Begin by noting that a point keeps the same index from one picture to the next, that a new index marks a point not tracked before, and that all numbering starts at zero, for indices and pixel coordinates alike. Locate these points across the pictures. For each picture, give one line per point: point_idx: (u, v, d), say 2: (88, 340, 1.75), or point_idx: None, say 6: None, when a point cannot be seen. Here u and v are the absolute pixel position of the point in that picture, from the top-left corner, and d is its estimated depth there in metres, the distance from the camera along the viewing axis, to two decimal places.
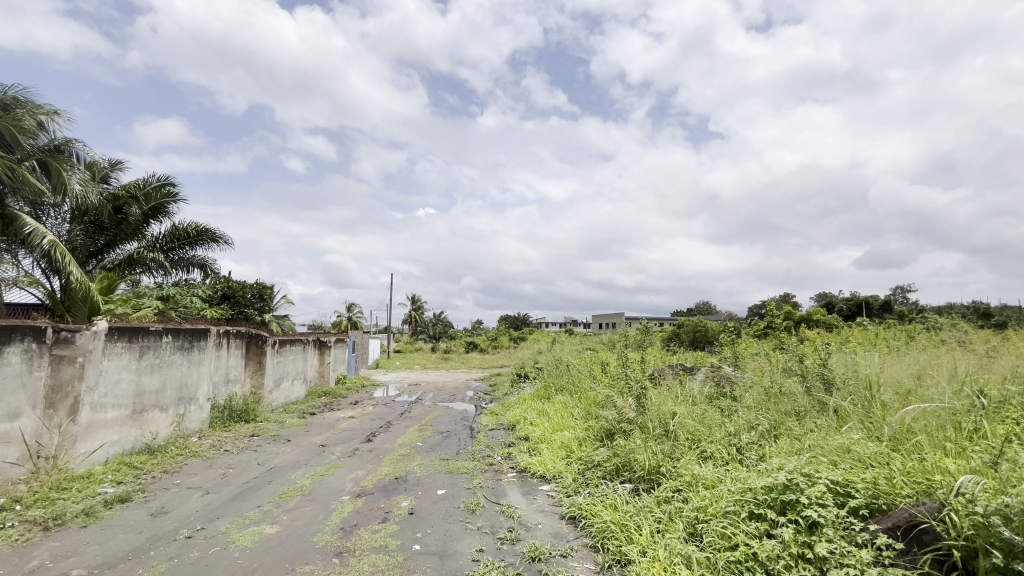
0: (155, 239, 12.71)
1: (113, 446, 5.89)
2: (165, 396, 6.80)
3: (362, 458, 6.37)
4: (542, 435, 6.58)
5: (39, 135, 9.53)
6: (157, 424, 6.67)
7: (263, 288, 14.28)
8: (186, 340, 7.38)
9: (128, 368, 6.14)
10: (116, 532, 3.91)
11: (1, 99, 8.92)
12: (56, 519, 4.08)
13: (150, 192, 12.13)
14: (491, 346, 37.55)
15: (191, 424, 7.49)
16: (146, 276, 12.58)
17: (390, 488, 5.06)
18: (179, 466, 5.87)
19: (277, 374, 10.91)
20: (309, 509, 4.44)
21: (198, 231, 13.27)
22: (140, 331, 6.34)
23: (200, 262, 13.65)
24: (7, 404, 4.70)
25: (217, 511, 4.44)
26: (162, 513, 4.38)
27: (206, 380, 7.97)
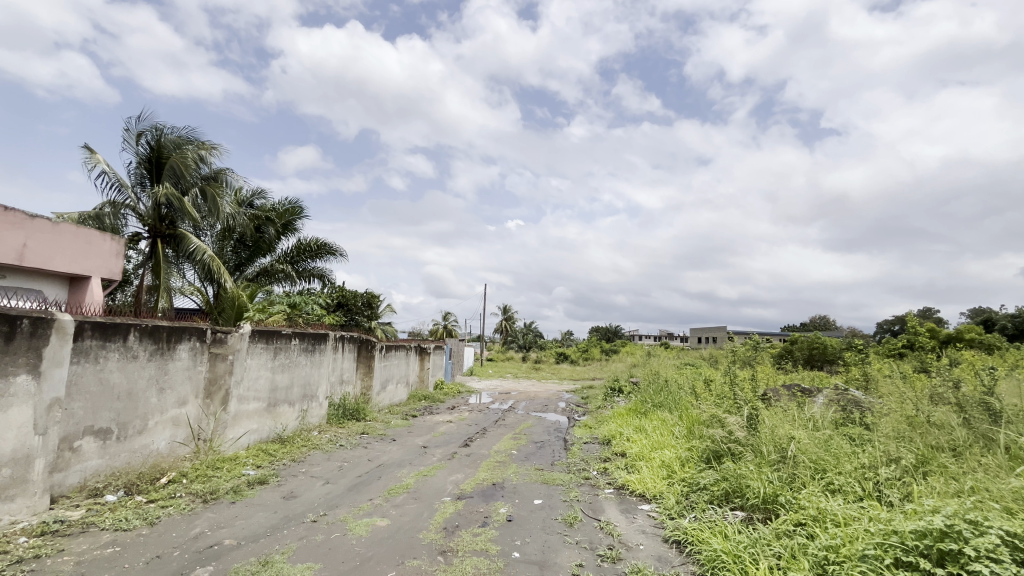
0: (285, 253, 14.41)
1: (253, 435, 6.75)
2: (293, 393, 7.67)
3: (461, 462, 6.63)
4: (640, 452, 6.33)
5: (201, 167, 11.58)
6: (287, 417, 7.53)
7: (373, 297, 15.30)
8: (311, 342, 8.27)
9: (266, 366, 7.03)
10: (257, 510, 4.46)
11: (174, 140, 11.12)
12: (212, 494, 4.76)
13: (281, 212, 14.05)
14: (582, 357, 36.99)
15: (313, 418, 8.36)
16: (277, 286, 14.26)
17: (488, 494, 5.19)
18: (304, 456, 6.56)
19: (384, 377, 11.79)
20: (415, 507, 4.70)
21: (319, 245, 14.92)
22: (275, 334, 7.25)
23: (320, 273, 15.24)
24: (179, 392, 5.50)
25: (336, 500, 4.88)
26: (292, 497, 4.91)
27: (325, 380, 8.84)
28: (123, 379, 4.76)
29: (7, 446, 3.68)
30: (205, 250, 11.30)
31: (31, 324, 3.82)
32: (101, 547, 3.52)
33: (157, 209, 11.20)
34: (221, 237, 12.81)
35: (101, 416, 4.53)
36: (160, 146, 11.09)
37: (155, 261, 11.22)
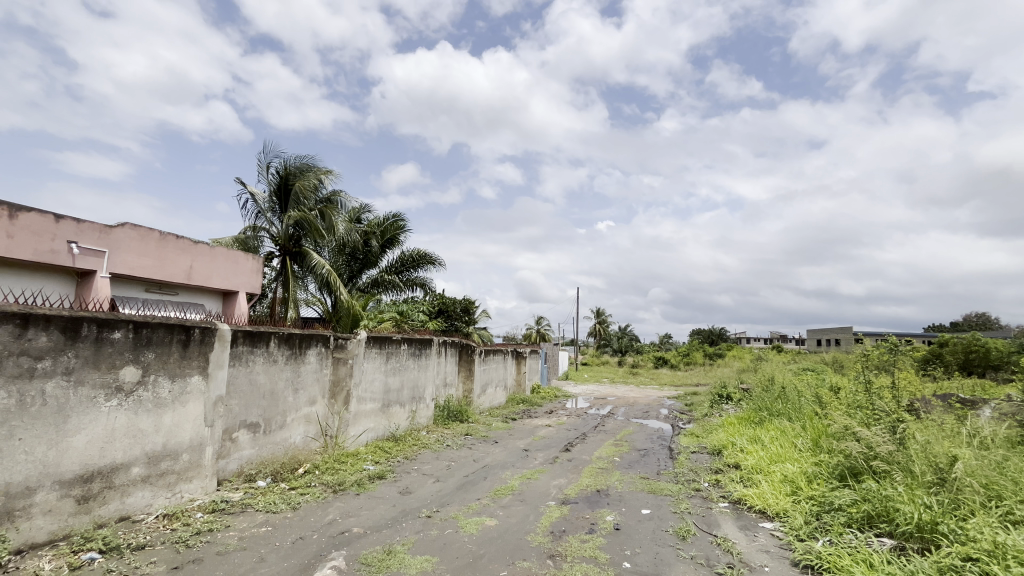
0: (391, 265, 15.58)
1: (371, 433, 7.36)
2: (403, 394, 8.23)
3: (563, 466, 6.63)
4: (757, 465, 5.83)
5: (319, 190, 13.01)
6: (398, 417, 8.09)
7: (470, 303, 15.93)
8: (417, 347, 8.83)
9: (380, 369, 7.63)
10: (378, 503, 4.85)
11: (297, 168, 12.64)
12: (340, 485, 5.26)
13: (387, 227, 15.26)
14: (682, 361, 35.12)
15: (422, 419, 8.89)
16: (385, 295, 15.44)
17: (593, 500, 5.12)
18: (416, 454, 7.00)
19: (483, 381, 12.20)
20: (521, 509, 4.79)
21: (420, 256, 15.92)
22: (387, 339, 7.85)
23: (422, 282, 16.23)
24: (310, 393, 6.17)
25: (447, 497, 5.14)
26: (407, 492, 5.27)
27: (431, 383, 9.37)
28: (267, 380, 5.47)
29: (186, 435, 4.40)
30: (325, 265, 12.61)
31: (201, 332, 4.54)
32: (257, 525, 4.07)
33: (286, 230, 12.74)
34: (337, 253, 14.21)
35: (251, 411, 5.24)
36: (287, 174, 12.66)
37: (285, 276, 12.76)
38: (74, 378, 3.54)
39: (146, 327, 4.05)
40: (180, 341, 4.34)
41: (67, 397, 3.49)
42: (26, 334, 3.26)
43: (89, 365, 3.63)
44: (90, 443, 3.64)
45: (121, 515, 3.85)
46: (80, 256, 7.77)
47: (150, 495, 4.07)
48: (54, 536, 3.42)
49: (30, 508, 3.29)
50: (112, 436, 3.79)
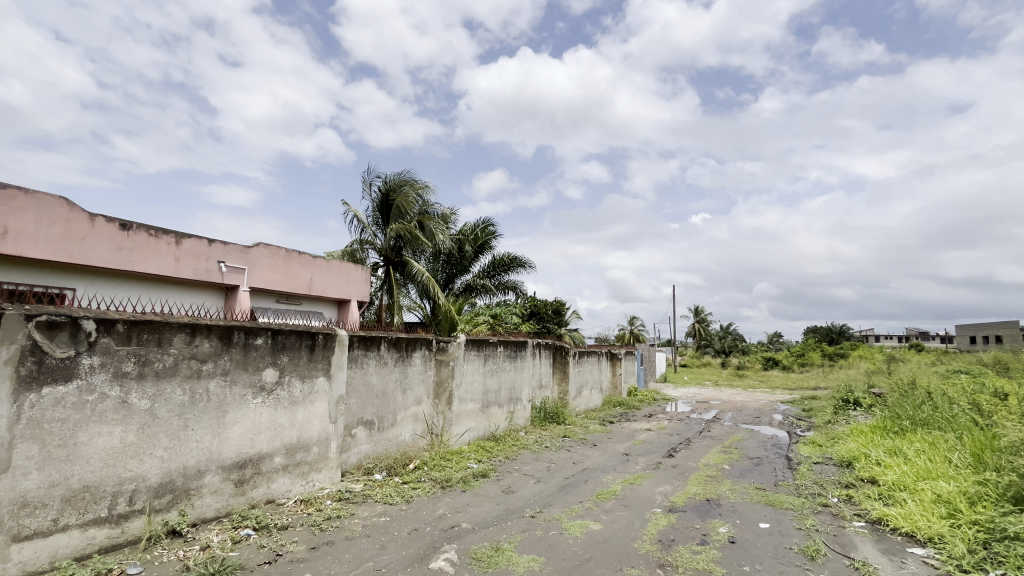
0: (484, 269, 16.09)
1: (472, 432, 7.65)
2: (501, 395, 8.45)
3: (668, 473, 6.34)
4: (900, 481, 5.10)
5: (417, 202, 13.89)
6: (497, 417, 8.32)
7: (562, 304, 15.89)
8: (513, 349, 9.01)
9: (478, 371, 7.90)
10: (484, 501, 5.02)
11: (397, 183, 13.61)
12: (447, 481, 5.53)
13: (478, 233, 15.82)
14: (797, 362, 31.93)
15: (519, 420, 9.06)
16: (480, 299, 15.97)
17: (703, 510, 4.83)
18: (516, 455, 7.14)
19: (578, 382, 12.10)
20: (625, 514, 4.67)
21: (511, 259, 16.27)
22: (485, 342, 8.12)
23: (514, 285, 16.55)
24: (416, 393, 6.57)
25: (550, 498, 5.17)
26: (510, 491, 5.40)
27: (527, 384, 9.51)
28: (380, 380, 5.92)
29: (315, 429, 4.92)
30: (424, 272, 13.39)
31: (324, 337, 5.04)
32: (378, 515, 4.42)
33: (389, 242, 13.73)
34: (434, 260, 15.01)
35: (367, 410, 5.71)
36: (388, 189, 13.67)
37: (389, 284, 13.74)
38: (229, 378, 4.12)
39: (281, 333, 4.58)
40: (308, 345, 4.86)
41: (224, 394, 4.08)
42: (193, 340, 3.86)
43: (239, 367, 4.20)
44: (243, 434, 4.22)
45: (267, 498, 4.41)
46: (227, 274, 9.06)
47: (289, 482, 4.61)
48: (218, 513, 4.01)
49: (201, 488, 3.90)
50: (258, 429, 4.35)
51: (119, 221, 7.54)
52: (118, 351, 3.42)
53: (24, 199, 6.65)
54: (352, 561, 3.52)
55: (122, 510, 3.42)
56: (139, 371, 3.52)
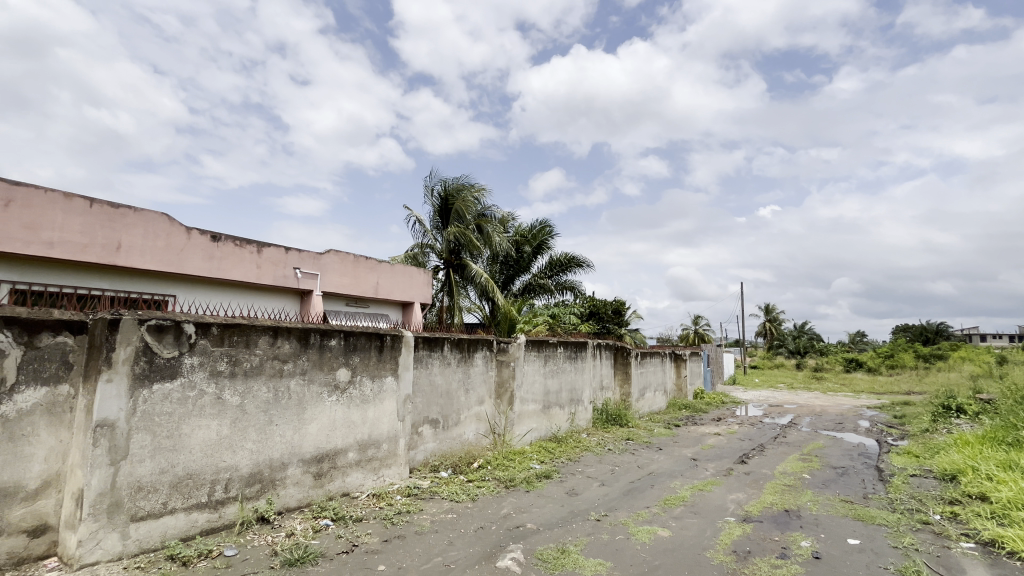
0: (541, 270, 16.10)
1: (534, 432, 7.67)
2: (562, 396, 8.41)
3: (741, 480, 6.03)
4: (1018, 500, 4.52)
5: (475, 206, 14.18)
6: (559, 418, 8.29)
7: (621, 303, 15.32)
8: (573, 350, 8.93)
9: (539, 372, 7.91)
10: (548, 502, 5.02)
11: (456, 188, 13.97)
12: (511, 481, 5.58)
13: (535, 233, 15.88)
14: (885, 364, 29.22)
15: (581, 421, 8.97)
16: (538, 300, 15.99)
17: (782, 521, 4.55)
18: (579, 457, 7.07)
19: (641, 384, 11.79)
20: (696, 522, 4.49)
21: (568, 259, 16.17)
22: (545, 342, 8.11)
23: (572, 285, 16.41)
24: (478, 393, 6.69)
25: (615, 502, 5.07)
26: (574, 493, 5.35)
27: (589, 386, 9.40)
28: (444, 380, 6.09)
29: (385, 427, 5.14)
30: (482, 274, 13.63)
31: (392, 339, 5.26)
32: (445, 512, 4.55)
33: (449, 245, 14.10)
34: (492, 262, 15.22)
35: (432, 409, 5.89)
36: (447, 194, 14.05)
37: (449, 286, 14.10)
38: (307, 377, 4.40)
39: (352, 335, 4.84)
40: (377, 346, 5.09)
41: (303, 392, 4.36)
42: (276, 342, 4.16)
43: (316, 367, 4.47)
44: (320, 430, 4.49)
45: (343, 491, 4.66)
46: (302, 279, 9.69)
47: (362, 476, 4.85)
48: (300, 503, 4.30)
49: (285, 479, 4.19)
50: (334, 426, 4.62)
51: (209, 233, 8.27)
52: (213, 352, 3.76)
53: (134, 216, 7.45)
54: (423, 555, 3.64)
55: (219, 497, 3.75)
56: (230, 370, 3.85)
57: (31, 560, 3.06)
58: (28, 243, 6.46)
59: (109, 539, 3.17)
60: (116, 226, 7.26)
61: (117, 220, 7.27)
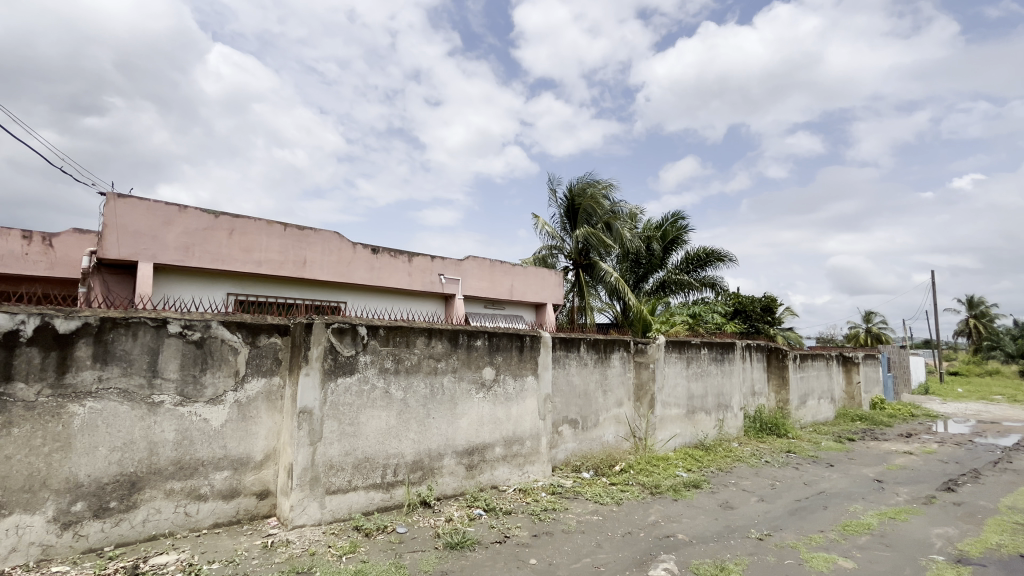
0: (676, 266, 15.21)
1: (678, 438, 7.27)
2: (708, 401, 7.83)
3: (948, 511, 4.95)
4: None
5: (602, 204, 13.98)
6: (705, 424, 7.73)
7: (773, 301, 13.60)
8: (719, 351, 8.24)
9: (681, 374, 7.46)
10: (700, 513, 4.69)
11: (582, 187, 13.94)
12: (657, 488, 5.35)
13: (668, 228, 15.09)
14: None
15: (731, 429, 8.25)
16: (674, 298, 15.12)
17: (1016, 569, 3.62)
18: (731, 468, 6.49)
19: (802, 391, 10.42)
20: (888, 556, 3.80)
21: (706, 253, 15.02)
22: (686, 343, 7.62)
23: (712, 281, 15.19)
24: (617, 394, 6.55)
25: (780, 522, 4.54)
26: (729, 507, 4.92)
27: (738, 390, 8.60)
28: (582, 381, 6.09)
29: (527, 425, 5.31)
30: (613, 273, 13.36)
31: (531, 339, 5.42)
32: (590, 513, 4.53)
33: (577, 246, 14.08)
34: (622, 260, 14.82)
35: (571, 409, 5.92)
36: (573, 194, 14.07)
37: (580, 287, 14.07)
38: (458, 374, 4.76)
39: (495, 336, 5.09)
40: (518, 346, 5.29)
41: (455, 389, 4.72)
42: (431, 342, 4.58)
43: (464, 365, 4.81)
44: (470, 425, 4.82)
45: (492, 483, 4.94)
46: (445, 285, 10.51)
47: (508, 471, 5.08)
48: (455, 491, 4.66)
49: (442, 468, 4.58)
50: (482, 421, 4.91)
51: (370, 246, 9.45)
52: (381, 351, 4.27)
53: (315, 235, 8.83)
54: (572, 554, 3.67)
55: (390, 480, 4.25)
56: (395, 367, 4.33)
57: (259, 517, 3.79)
58: (245, 263, 8.07)
59: (312, 507, 3.79)
60: (302, 245, 8.68)
61: (303, 240, 8.69)
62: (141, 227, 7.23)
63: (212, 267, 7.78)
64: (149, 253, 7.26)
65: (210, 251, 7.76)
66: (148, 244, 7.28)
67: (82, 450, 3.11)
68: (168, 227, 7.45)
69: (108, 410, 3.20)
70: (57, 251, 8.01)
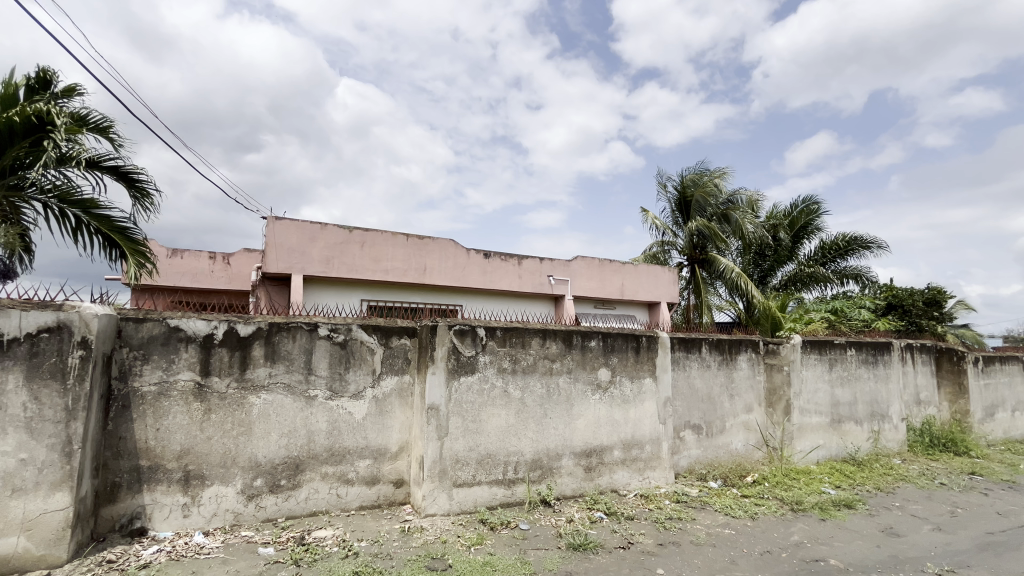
0: (810, 257, 13.56)
1: (822, 450, 6.46)
2: (858, 410, 6.85)
3: None
4: None
5: (717, 193, 13.01)
6: (856, 436, 6.78)
7: (940, 292, 11.46)
8: (871, 353, 7.15)
9: (823, 379, 6.62)
10: (856, 538, 4.10)
11: (695, 178, 13.10)
12: (799, 504, 4.80)
13: (797, 215, 13.52)
14: None
15: (889, 443, 7.12)
16: (809, 293, 13.48)
17: None
18: (894, 488, 5.59)
19: (987, 401, 8.61)
20: None
21: (848, 240, 13.15)
22: (828, 343, 6.74)
23: (856, 272, 13.25)
24: (745, 399, 6.02)
25: (966, 557, 3.79)
26: (894, 533, 4.24)
27: (898, 398, 7.38)
28: (704, 384, 5.70)
29: (647, 429, 5.12)
30: (734, 268, 12.32)
31: (648, 339, 5.22)
32: (721, 526, 4.21)
33: (692, 240, 13.24)
34: (744, 253, 13.60)
35: (694, 413, 5.57)
36: (685, 186, 13.28)
37: (696, 284, 13.21)
38: (573, 375, 4.75)
39: (610, 336, 4.98)
40: (634, 347, 5.12)
41: (571, 389, 4.72)
42: (545, 343, 4.63)
43: (579, 366, 4.78)
44: (587, 426, 4.78)
45: (612, 487, 4.84)
46: (554, 286, 10.58)
47: (628, 475, 4.94)
48: (575, 492, 4.65)
49: (561, 469, 4.60)
50: (599, 423, 4.84)
51: (482, 251, 9.87)
52: (499, 351, 4.42)
53: (433, 244, 9.46)
54: (703, 569, 3.44)
55: (511, 476, 4.38)
56: (512, 367, 4.46)
57: (397, 503, 4.16)
58: (375, 272, 8.93)
59: (441, 498, 4.05)
60: (422, 253, 9.36)
61: (423, 249, 9.36)
62: (293, 244, 8.37)
63: (349, 277, 8.73)
64: (300, 266, 8.39)
65: (347, 263, 8.73)
66: (299, 258, 8.42)
67: (260, 434, 3.69)
68: (314, 242, 8.53)
69: (276, 401, 3.75)
70: (233, 267, 9.63)
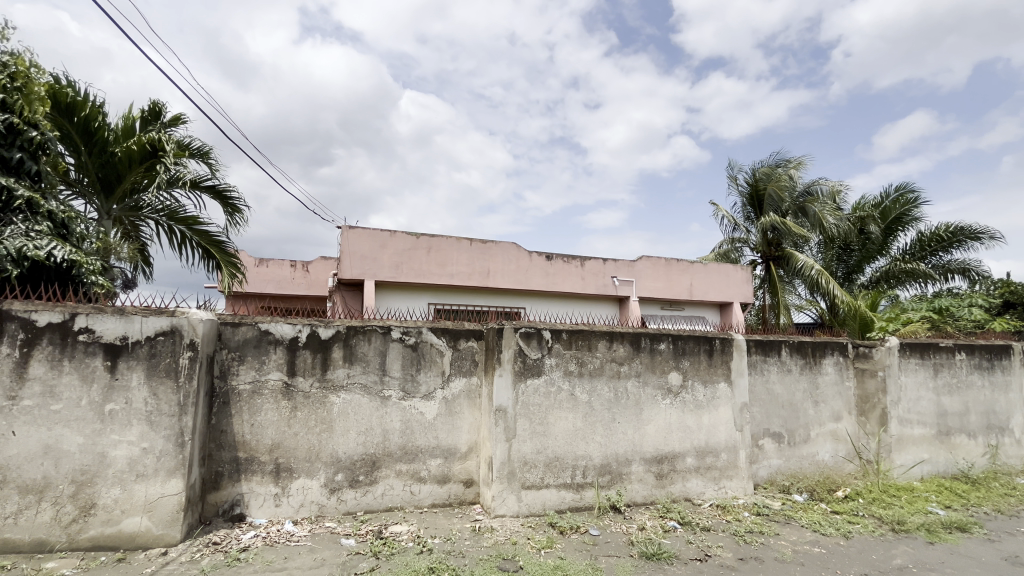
0: (905, 251, 12.28)
1: (926, 465, 5.82)
2: (971, 421, 6.09)
3: None
4: None
5: (794, 186, 12.15)
6: (969, 451, 6.05)
7: None
8: (985, 358, 6.34)
9: (926, 386, 5.96)
10: (973, 565, 3.65)
11: (768, 171, 12.32)
12: (900, 524, 4.35)
13: (889, 205, 12.29)
14: None
15: (1011, 460, 6.28)
16: (905, 290, 12.20)
17: None
18: (1019, 511, 4.91)
19: None
20: None
21: (952, 232, 11.76)
22: (932, 346, 6.06)
23: (963, 267, 11.82)
24: (833, 406, 5.55)
25: None
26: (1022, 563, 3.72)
27: (1020, 409, 6.49)
28: (785, 390, 5.33)
29: (722, 436, 4.87)
30: (815, 265, 11.44)
31: (721, 342, 4.96)
32: (809, 543, 3.91)
33: (766, 237, 12.45)
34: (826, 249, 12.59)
35: (774, 421, 5.22)
36: (757, 180, 12.52)
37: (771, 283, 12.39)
38: (642, 379, 4.62)
39: (680, 339, 4.80)
40: (706, 350, 4.89)
41: (640, 394, 4.59)
42: (612, 346, 4.54)
43: (648, 370, 4.64)
44: (658, 432, 4.62)
45: (685, 496, 4.65)
46: (618, 287, 10.36)
47: (703, 484, 4.72)
48: (646, 499, 4.51)
49: (630, 475, 4.49)
50: (670, 429, 4.67)
51: (544, 254, 9.87)
52: (565, 354, 4.39)
53: (495, 247, 9.60)
54: None
55: (580, 481, 4.33)
56: (579, 370, 4.41)
57: (467, 502, 4.25)
58: (441, 276, 9.21)
59: (510, 499, 4.09)
60: (485, 257, 9.53)
61: (486, 253, 9.52)
62: (366, 251, 8.83)
63: (416, 281, 9.07)
64: (371, 272, 8.84)
65: (415, 268, 9.07)
66: (371, 265, 8.86)
67: (340, 431, 3.92)
68: (384, 249, 8.95)
69: (354, 401, 3.96)
70: (312, 274, 10.34)
